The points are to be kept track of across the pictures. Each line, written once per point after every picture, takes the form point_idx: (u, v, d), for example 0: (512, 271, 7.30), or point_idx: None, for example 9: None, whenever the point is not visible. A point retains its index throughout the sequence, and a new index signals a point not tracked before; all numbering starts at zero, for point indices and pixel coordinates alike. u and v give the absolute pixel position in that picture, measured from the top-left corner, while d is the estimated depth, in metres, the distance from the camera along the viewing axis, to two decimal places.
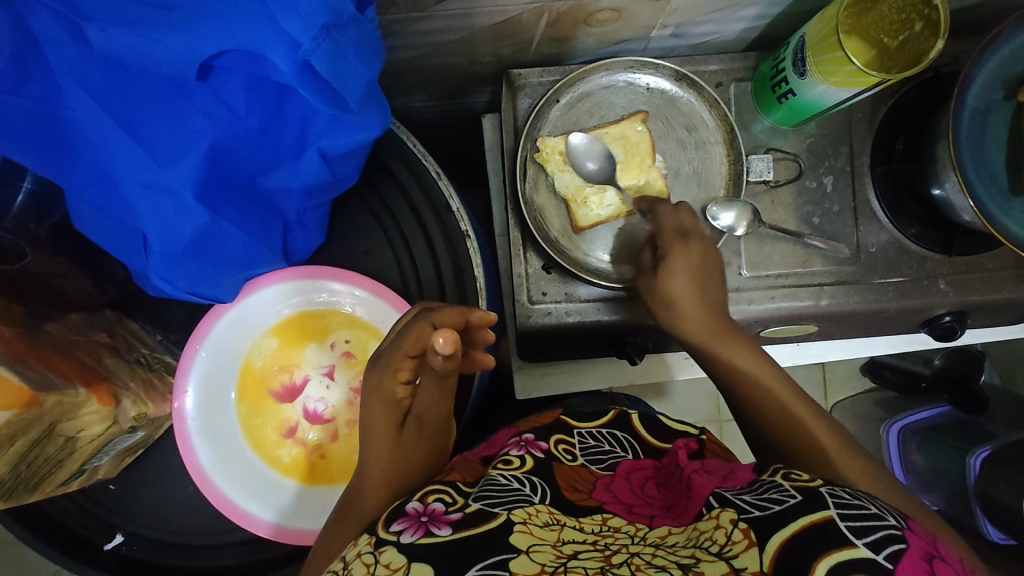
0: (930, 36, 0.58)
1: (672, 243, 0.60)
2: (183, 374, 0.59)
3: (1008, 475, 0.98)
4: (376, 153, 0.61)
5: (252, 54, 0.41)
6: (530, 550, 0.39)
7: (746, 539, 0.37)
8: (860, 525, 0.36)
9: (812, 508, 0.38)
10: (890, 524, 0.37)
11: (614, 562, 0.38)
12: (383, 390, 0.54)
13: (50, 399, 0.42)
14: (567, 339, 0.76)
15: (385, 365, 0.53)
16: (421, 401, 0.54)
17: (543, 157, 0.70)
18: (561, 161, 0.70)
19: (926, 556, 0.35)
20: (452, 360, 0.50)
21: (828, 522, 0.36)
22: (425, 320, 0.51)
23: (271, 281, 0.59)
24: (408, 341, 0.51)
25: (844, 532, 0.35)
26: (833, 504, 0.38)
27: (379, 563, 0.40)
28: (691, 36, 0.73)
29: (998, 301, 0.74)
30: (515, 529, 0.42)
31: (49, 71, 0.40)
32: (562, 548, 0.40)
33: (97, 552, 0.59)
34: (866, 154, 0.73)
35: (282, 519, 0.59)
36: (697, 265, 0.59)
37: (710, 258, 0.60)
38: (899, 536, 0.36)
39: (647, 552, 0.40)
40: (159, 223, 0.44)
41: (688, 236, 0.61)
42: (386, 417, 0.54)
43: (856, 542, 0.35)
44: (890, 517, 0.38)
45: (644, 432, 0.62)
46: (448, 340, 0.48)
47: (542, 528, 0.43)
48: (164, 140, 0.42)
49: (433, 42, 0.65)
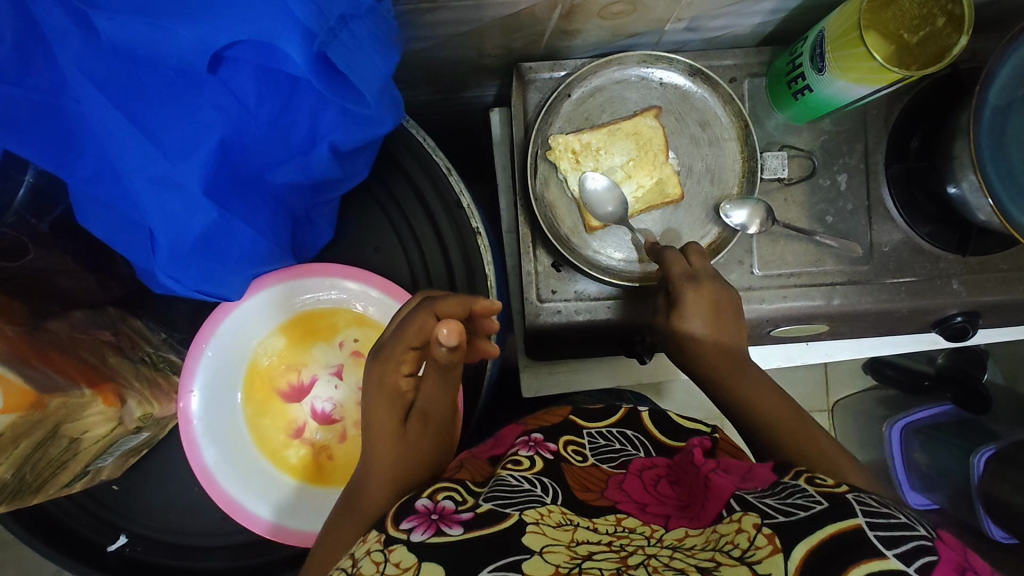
0: (953, 32, 0.57)
1: (682, 288, 0.61)
2: (189, 373, 0.57)
3: (1013, 475, 0.97)
4: (385, 147, 0.59)
5: (265, 45, 0.39)
6: (543, 551, 0.38)
7: (769, 545, 0.36)
8: (889, 536, 0.35)
9: (839, 516, 0.37)
10: (921, 534, 0.35)
11: (630, 564, 0.37)
12: (386, 382, 0.52)
13: (55, 400, 0.41)
14: (576, 338, 0.75)
15: (386, 358, 0.52)
16: (424, 395, 0.53)
17: (555, 155, 0.69)
18: (573, 160, 0.69)
19: (959, 567, 0.34)
20: (457, 352, 0.49)
21: (857, 531, 0.35)
22: (428, 311, 0.49)
23: (278, 278, 0.58)
24: (410, 332, 0.50)
25: (874, 543, 0.34)
26: (862, 512, 0.37)
27: (389, 561, 0.39)
28: (705, 29, 0.71)
29: (1010, 302, 0.73)
30: (528, 529, 0.41)
31: (53, 59, 0.38)
32: (576, 549, 0.39)
33: (100, 554, 0.58)
34: (880, 152, 0.72)
35: (286, 520, 0.58)
36: (709, 307, 0.60)
37: (721, 301, 0.61)
38: (930, 547, 0.34)
39: (664, 554, 0.39)
40: (167, 220, 0.43)
41: (697, 279, 0.61)
42: (390, 413, 0.53)
43: (885, 552, 0.34)
44: (919, 527, 0.37)
45: (656, 430, 0.61)
46: (452, 331, 0.47)
47: (555, 529, 0.42)
48: (171, 134, 0.41)
49: (443, 33, 0.63)
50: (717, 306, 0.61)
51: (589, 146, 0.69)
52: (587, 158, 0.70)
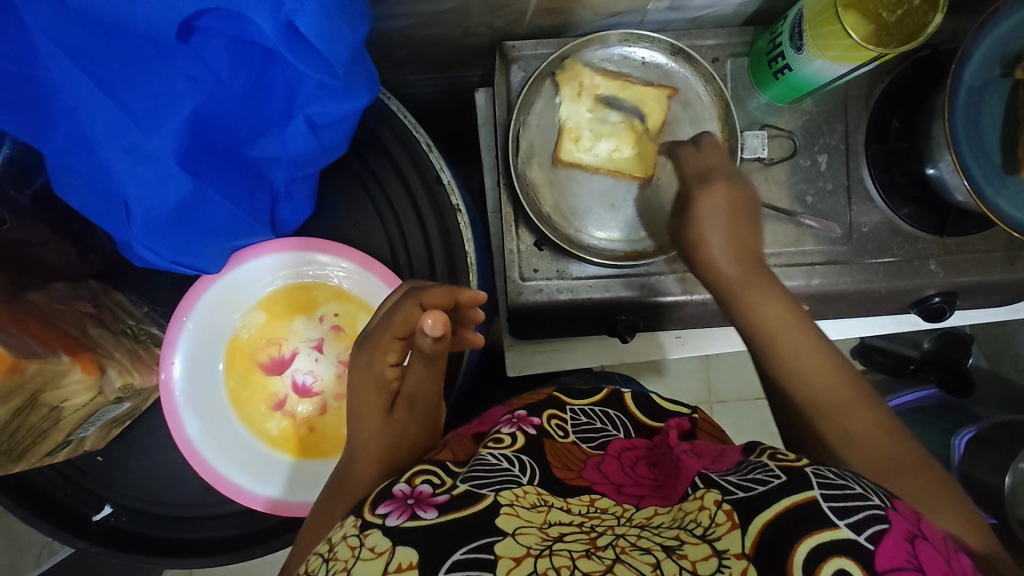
0: (929, 10, 0.57)
1: (694, 190, 0.53)
2: (169, 346, 0.58)
3: (992, 456, 0.97)
4: (365, 122, 0.60)
5: (236, 14, 0.40)
6: (516, 533, 0.39)
7: (728, 521, 0.37)
8: (842, 506, 0.36)
9: (797, 488, 0.38)
10: (875, 503, 0.37)
11: (599, 544, 0.38)
12: (373, 369, 0.52)
13: (32, 365, 0.41)
14: (560, 316, 0.76)
15: (373, 345, 0.52)
16: (410, 383, 0.53)
17: (561, 78, 0.70)
18: (576, 91, 0.70)
19: (909, 535, 0.35)
20: (442, 342, 0.48)
21: (812, 503, 0.37)
22: (414, 300, 0.50)
23: (260, 253, 0.59)
24: (397, 321, 0.50)
25: (827, 514, 0.36)
26: (818, 484, 0.38)
27: (364, 546, 0.39)
28: (687, 9, 0.71)
29: (987, 283, 0.74)
30: (501, 511, 0.41)
31: (23, 27, 0.38)
32: (548, 530, 0.40)
33: (85, 523, 0.59)
34: (861, 132, 0.73)
35: (268, 491, 0.59)
36: (725, 209, 0.52)
37: (738, 199, 0.52)
38: (883, 516, 0.36)
39: (633, 534, 0.39)
40: (142, 190, 0.43)
41: (710, 179, 0.53)
42: (377, 398, 0.53)
43: (838, 522, 0.35)
44: (874, 497, 0.38)
45: (636, 410, 0.62)
46: (437, 322, 0.47)
47: (530, 510, 0.42)
48: (143, 103, 0.41)
49: (426, 10, 0.63)
50: (737, 207, 0.52)
51: (596, 87, 0.70)
52: (588, 95, 0.70)
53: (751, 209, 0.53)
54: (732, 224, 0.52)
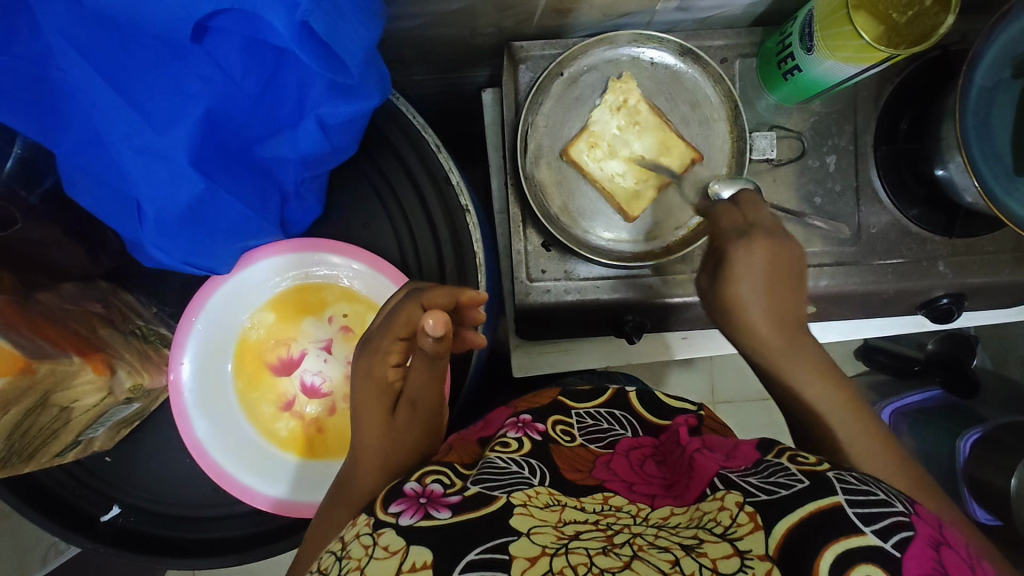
0: (941, 12, 0.57)
1: (732, 246, 0.50)
2: (178, 346, 0.58)
3: (999, 458, 0.97)
4: (374, 122, 0.59)
5: (249, 15, 0.40)
6: (531, 532, 0.39)
7: (751, 523, 0.37)
8: (868, 512, 0.36)
9: (820, 494, 0.38)
10: (897, 510, 0.37)
11: (615, 542, 0.38)
12: (374, 373, 0.52)
13: (44, 366, 0.41)
14: (566, 317, 0.75)
15: (375, 348, 0.52)
16: (412, 385, 0.53)
17: (613, 88, 0.70)
18: (616, 104, 0.70)
19: (934, 542, 0.35)
20: (443, 343, 0.49)
21: (836, 508, 0.36)
22: (415, 301, 0.50)
23: (269, 253, 0.59)
24: (397, 323, 0.50)
25: (853, 520, 0.35)
26: (841, 490, 0.38)
27: (378, 545, 0.39)
28: (696, 10, 0.71)
29: (996, 285, 0.74)
30: (515, 511, 0.41)
31: (37, 27, 0.38)
32: (564, 529, 0.40)
33: (93, 523, 0.59)
34: (871, 132, 0.73)
35: (278, 492, 0.59)
36: (765, 270, 0.49)
37: (780, 261, 0.49)
38: (907, 523, 0.36)
39: (650, 533, 0.39)
40: (154, 190, 0.43)
41: (749, 234, 0.50)
42: (378, 402, 0.53)
43: (863, 528, 0.35)
44: (896, 503, 0.38)
45: (643, 409, 0.62)
46: (438, 322, 0.47)
47: (543, 510, 0.42)
48: (156, 103, 0.41)
49: (435, 11, 0.63)
50: (777, 265, 0.49)
51: (635, 105, 0.70)
52: (624, 112, 0.70)
53: (792, 272, 0.50)
54: (771, 286, 0.49)
